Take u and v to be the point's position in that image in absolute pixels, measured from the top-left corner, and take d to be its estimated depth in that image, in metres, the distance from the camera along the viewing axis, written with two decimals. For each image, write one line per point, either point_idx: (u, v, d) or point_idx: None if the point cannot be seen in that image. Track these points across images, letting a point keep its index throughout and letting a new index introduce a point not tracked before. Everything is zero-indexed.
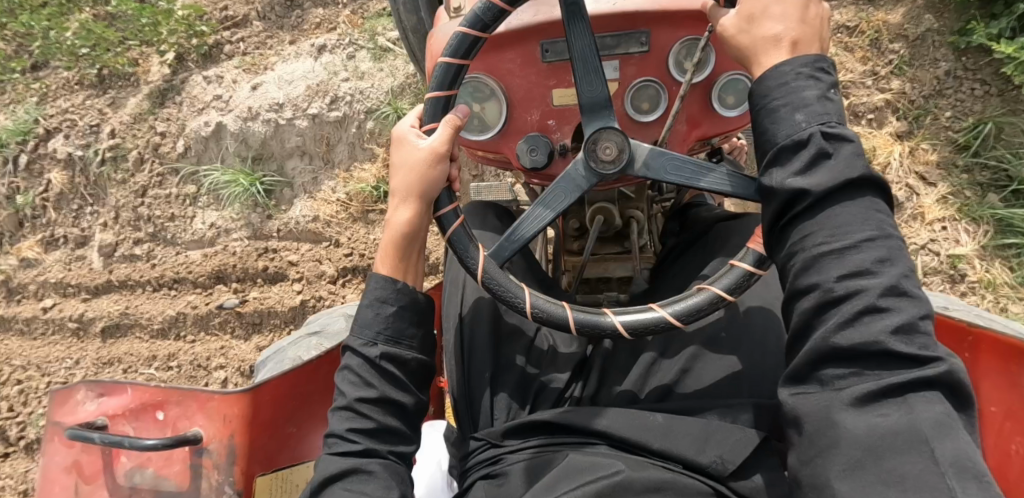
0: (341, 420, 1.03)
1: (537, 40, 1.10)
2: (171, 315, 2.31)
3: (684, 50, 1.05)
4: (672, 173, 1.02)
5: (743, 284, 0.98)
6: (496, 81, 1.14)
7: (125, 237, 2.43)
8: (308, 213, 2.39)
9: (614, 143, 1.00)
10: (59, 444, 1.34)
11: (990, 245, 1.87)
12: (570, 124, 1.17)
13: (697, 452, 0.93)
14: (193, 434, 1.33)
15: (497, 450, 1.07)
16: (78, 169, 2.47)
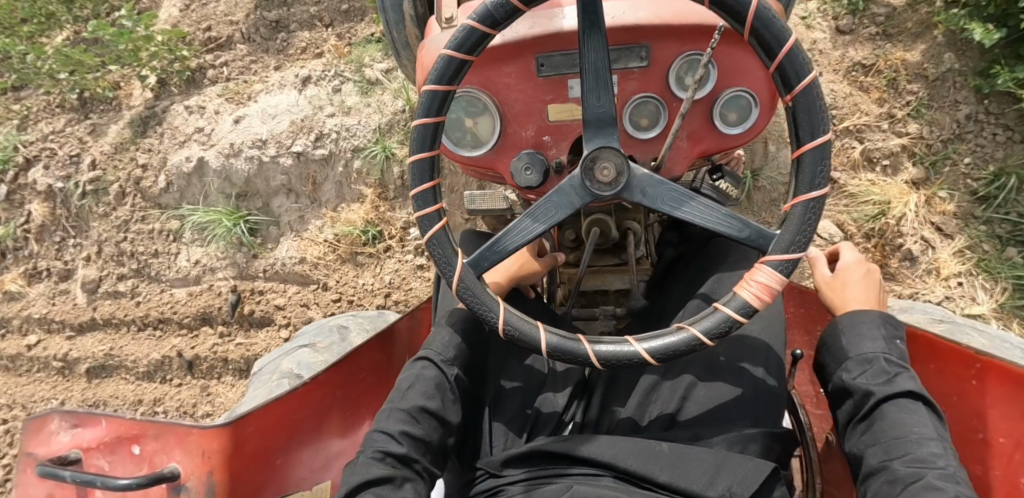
0: (395, 420, 0.80)
1: (530, 52, 0.85)
2: (155, 358, 1.92)
3: (688, 65, 0.84)
4: (669, 202, 0.81)
5: (724, 331, 0.79)
6: (486, 97, 0.88)
7: (109, 273, 1.99)
8: (294, 254, 1.95)
9: (613, 164, 0.79)
10: (33, 478, 0.92)
11: (1008, 304, 1.55)
12: (568, 140, 0.91)
13: (706, 485, 0.75)
14: (170, 470, 0.89)
15: (497, 481, 0.83)
16: (59, 201, 2.02)
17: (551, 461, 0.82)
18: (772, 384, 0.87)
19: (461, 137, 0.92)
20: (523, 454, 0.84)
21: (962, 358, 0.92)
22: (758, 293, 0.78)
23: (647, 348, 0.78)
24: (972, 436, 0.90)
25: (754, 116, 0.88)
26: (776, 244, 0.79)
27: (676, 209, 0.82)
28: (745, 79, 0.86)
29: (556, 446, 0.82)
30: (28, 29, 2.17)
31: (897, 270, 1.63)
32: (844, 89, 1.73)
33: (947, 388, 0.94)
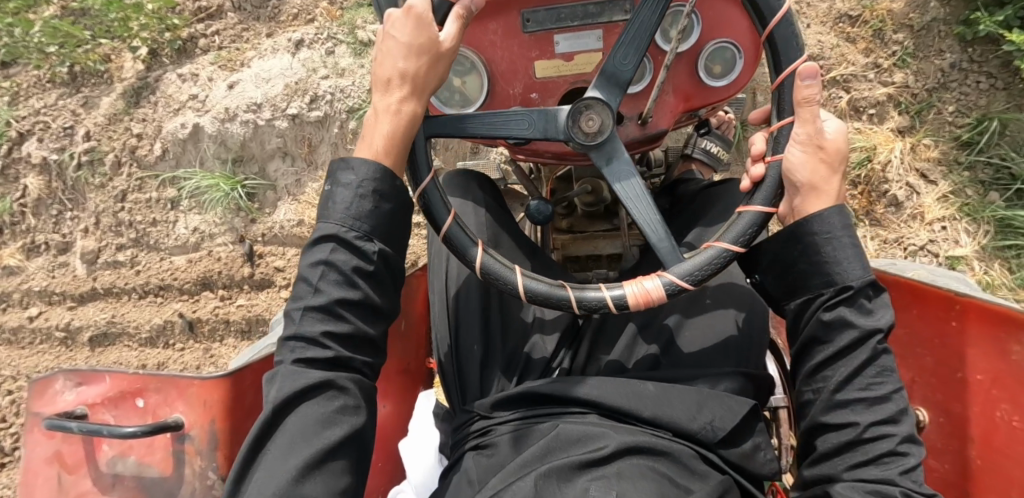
0: (312, 321, 0.79)
1: (517, 7, 0.86)
2: (157, 323, 1.89)
3: (674, 17, 0.84)
4: (622, 184, 0.83)
5: (591, 306, 0.80)
6: (473, 55, 0.88)
7: (107, 243, 1.98)
8: (291, 217, 1.94)
9: (598, 116, 0.80)
10: (42, 436, 0.95)
11: (991, 246, 1.56)
12: (553, 98, 0.91)
13: (690, 419, 0.79)
14: (173, 420, 0.92)
15: (486, 422, 0.87)
16: (54, 174, 1.98)
17: (540, 402, 0.86)
18: (759, 331, 0.90)
19: (448, 96, 0.90)
20: (513, 397, 0.87)
21: (943, 300, 0.95)
22: (637, 294, 0.78)
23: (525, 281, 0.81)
24: (953, 375, 0.92)
25: (739, 68, 0.89)
26: (677, 267, 0.79)
27: (616, 180, 0.84)
28: (732, 34, 0.87)
29: (547, 388, 0.85)
30: (13, 6, 2.08)
31: (882, 216, 1.66)
32: (831, 39, 1.72)
33: (930, 333, 0.97)
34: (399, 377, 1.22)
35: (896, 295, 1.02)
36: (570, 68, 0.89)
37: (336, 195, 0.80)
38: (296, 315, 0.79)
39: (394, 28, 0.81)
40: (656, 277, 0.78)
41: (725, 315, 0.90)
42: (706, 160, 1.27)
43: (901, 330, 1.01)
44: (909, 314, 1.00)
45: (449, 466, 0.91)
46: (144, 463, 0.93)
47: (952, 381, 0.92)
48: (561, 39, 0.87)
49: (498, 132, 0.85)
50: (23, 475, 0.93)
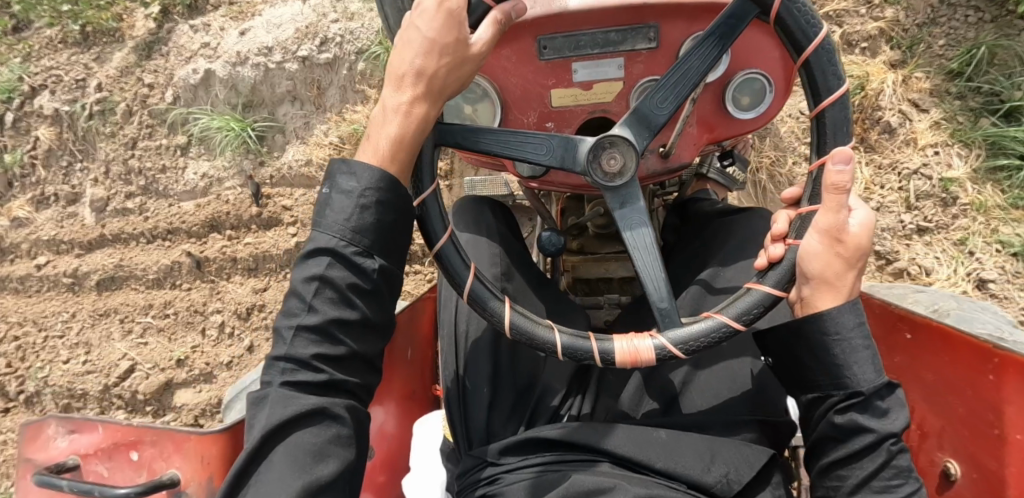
0: (305, 341, 0.74)
1: (532, 34, 0.79)
2: (163, 264, 1.72)
3: None
4: (632, 234, 0.78)
5: (578, 356, 0.76)
6: (484, 83, 0.82)
7: (117, 192, 1.80)
8: (298, 157, 1.76)
9: (620, 154, 0.75)
10: (31, 484, 0.91)
11: (982, 168, 1.46)
12: (570, 127, 0.86)
13: (703, 472, 0.77)
14: (169, 477, 0.88)
15: (494, 469, 0.84)
16: (65, 125, 1.81)
17: (548, 448, 0.84)
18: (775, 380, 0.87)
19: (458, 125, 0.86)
20: (520, 442, 0.84)
21: (977, 349, 0.86)
22: (625, 352, 0.74)
23: (512, 319, 0.77)
24: (987, 431, 0.84)
25: (769, 101, 0.83)
26: (674, 331, 0.74)
27: (625, 226, 0.79)
28: (763, 62, 0.81)
29: (555, 435, 0.83)
30: None
31: (875, 142, 1.55)
32: None
33: (963, 381, 0.89)
34: (402, 402, 1.19)
35: (926, 338, 0.94)
36: (588, 97, 0.83)
37: (333, 203, 0.74)
38: (287, 333, 0.74)
39: (419, 20, 0.73)
40: (648, 337, 0.74)
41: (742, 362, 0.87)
42: (721, 181, 1.27)
43: (930, 375, 0.94)
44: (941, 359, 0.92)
45: None
46: None
47: (987, 437, 0.84)
48: (579, 67, 0.81)
49: (511, 152, 0.79)
50: None
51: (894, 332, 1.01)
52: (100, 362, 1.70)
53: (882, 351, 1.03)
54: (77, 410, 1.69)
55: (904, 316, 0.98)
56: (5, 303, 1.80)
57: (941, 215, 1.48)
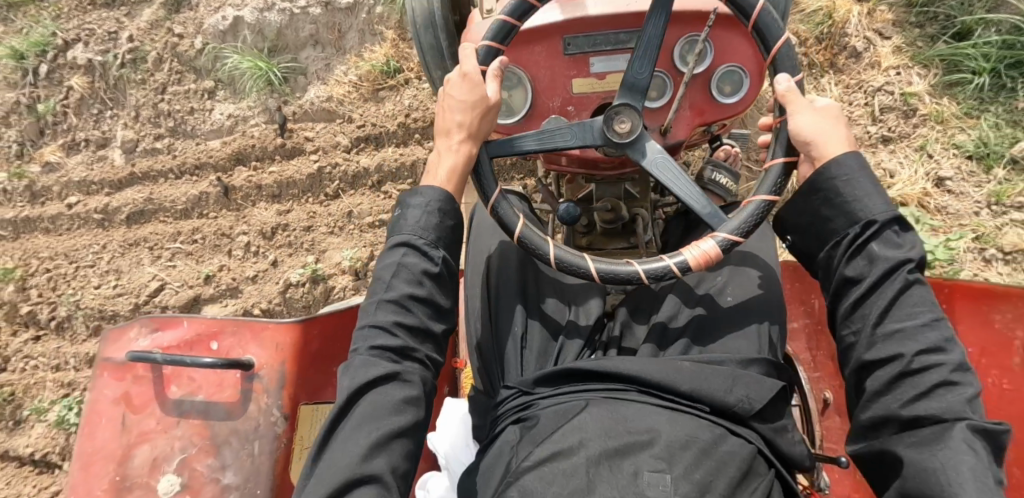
0: (386, 313, 0.88)
1: (561, 34, 1.02)
2: (193, 194, 1.92)
3: (691, 44, 1.00)
4: (663, 170, 0.98)
5: (659, 275, 0.93)
6: (521, 72, 1.04)
7: (146, 134, 1.99)
8: (320, 94, 1.98)
9: (630, 120, 0.94)
10: (109, 379, 1.06)
11: (941, 83, 1.76)
12: (588, 110, 1.06)
13: (725, 392, 0.89)
14: (247, 361, 1.05)
15: (528, 397, 0.97)
16: (97, 75, 2.01)
17: (579, 379, 0.96)
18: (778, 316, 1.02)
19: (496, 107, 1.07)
20: (554, 374, 0.97)
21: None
22: (697, 256, 0.93)
23: (596, 266, 0.93)
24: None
25: (746, 89, 1.04)
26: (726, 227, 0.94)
27: (654, 168, 0.98)
28: (741, 59, 1.02)
29: (590, 367, 0.95)
30: None
31: (844, 64, 1.86)
32: None
33: None
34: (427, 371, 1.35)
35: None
36: (603, 85, 1.04)
37: (406, 215, 0.93)
38: (369, 308, 0.89)
39: (454, 86, 0.95)
40: (710, 238, 0.94)
41: (746, 292, 1.03)
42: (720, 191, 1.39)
43: None
44: None
45: (492, 440, 0.99)
46: (211, 400, 1.04)
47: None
48: (595, 62, 1.03)
49: (549, 146, 0.98)
50: (87, 412, 1.04)
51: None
52: (130, 285, 1.89)
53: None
54: (109, 330, 1.86)
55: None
56: (35, 242, 1.97)
57: (904, 125, 1.77)
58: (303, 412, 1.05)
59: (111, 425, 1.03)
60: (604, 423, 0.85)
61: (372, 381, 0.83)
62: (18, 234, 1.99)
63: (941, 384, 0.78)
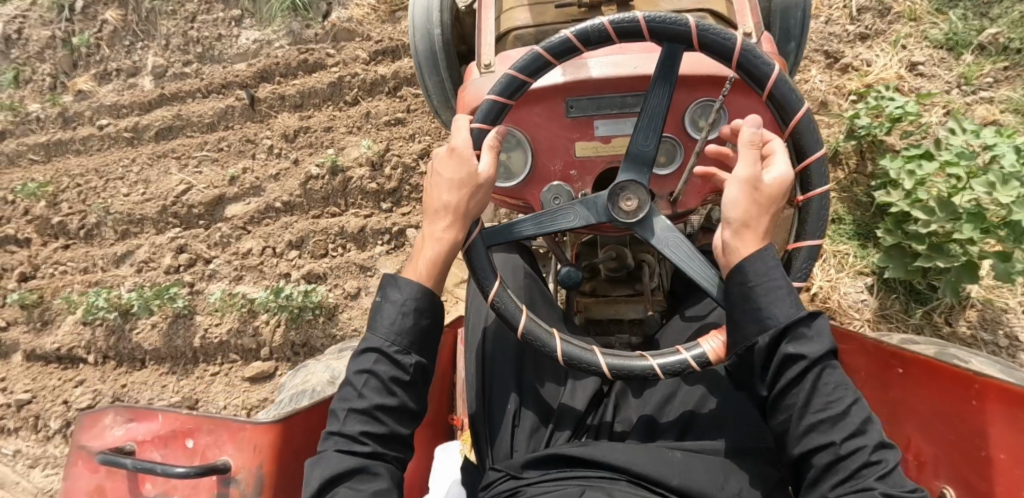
0: (352, 421, 0.82)
1: (562, 96, 0.96)
2: (220, 107, 2.01)
3: (704, 109, 0.96)
4: (671, 247, 0.92)
5: (675, 369, 0.87)
6: (519, 134, 0.98)
7: (175, 61, 2.08)
8: (342, 15, 2.02)
9: (636, 197, 0.89)
10: (83, 470, 1.02)
11: None
12: (592, 175, 1.00)
13: (718, 488, 0.82)
14: (222, 463, 0.99)
15: (515, 483, 0.89)
16: (131, 8, 2.10)
17: (565, 464, 0.88)
18: None
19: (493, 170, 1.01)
20: (541, 458, 0.89)
21: (961, 380, 0.96)
22: (715, 350, 0.86)
23: (608, 362, 0.88)
24: (975, 454, 0.93)
25: None
26: None
27: (662, 245, 0.92)
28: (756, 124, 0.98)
29: (577, 451, 0.88)
30: None
31: None
32: None
33: (953, 410, 0.97)
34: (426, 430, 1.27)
35: (919, 374, 1.02)
36: (608, 150, 0.98)
37: (382, 310, 0.87)
38: (336, 415, 0.84)
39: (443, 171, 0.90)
40: None
41: None
42: None
43: (924, 406, 1.02)
44: (931, 389, 1.01)
45: None
46: None
47: (975, 460, 0.93)
48: (600, 125, 0.97)
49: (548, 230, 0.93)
50: None
51: (887, 370, 1.08)
52: (159, 191, 1.95)
53: (878, 386, 1.10)
54: (135, 235, 1.93)
55: (897, 352, 1.06)
56: (67, 162, 2.07)
57: (880, 24, 1.81)
58: None
59: None
60: None
61: (334, 479, 0.78)
62: (49, 157, 2.09)
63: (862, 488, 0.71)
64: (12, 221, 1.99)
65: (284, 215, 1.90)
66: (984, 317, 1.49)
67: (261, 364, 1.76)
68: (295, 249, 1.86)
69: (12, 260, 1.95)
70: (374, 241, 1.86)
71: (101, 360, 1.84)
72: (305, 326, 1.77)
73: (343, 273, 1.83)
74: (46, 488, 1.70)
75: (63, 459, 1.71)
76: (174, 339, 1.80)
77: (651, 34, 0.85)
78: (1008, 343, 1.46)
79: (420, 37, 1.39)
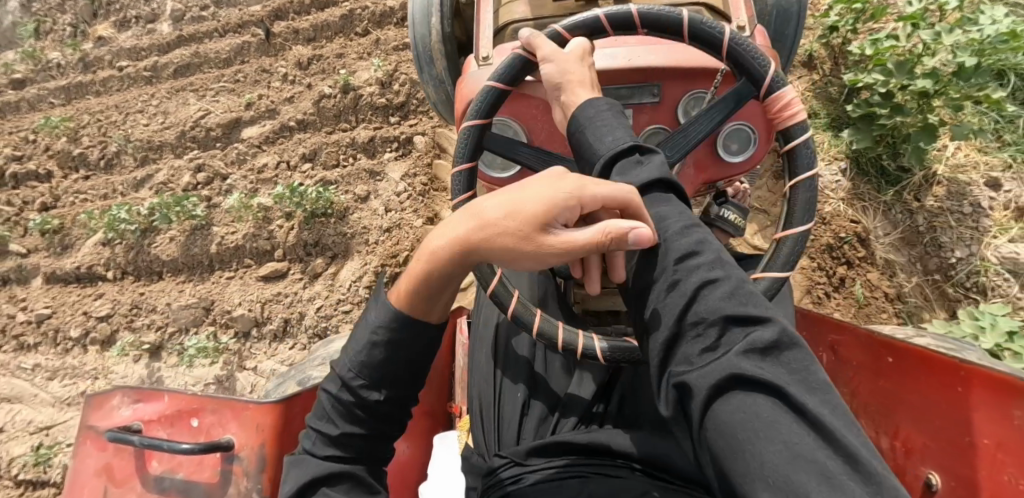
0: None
1: None
2: (236, 43, 2.19)
3: (694, 102, 0.99)
4: None
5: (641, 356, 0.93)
6: (516, 125, 1.00)
7: (192, 7, 2.27)
8: None
9: None
10: (93, 448, 1.06)
11: None
12: None
13: None
14: (225, 440, 1.03)
15: (519, 469, 0.93)
16: None
17: (571, 451, 0.92)
18: None
19: (491, 160, 1.04)
20: (548, 445, 0.93)
21: (949, 369, 1.01)
22: None
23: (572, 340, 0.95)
24: (963, 440, 0.98)
25: (754, 147, 1.02)
26: None
27: None
28: (747, 115, 1.00)
29: (583, 439, 0.92)
30: None
31: None
32: None
33: (940, 398, 1.02)
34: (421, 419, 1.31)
35: (909, 362, 1.07)
36: None
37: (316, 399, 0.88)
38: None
39: (535, 182, 0.77)
40: None
41: None
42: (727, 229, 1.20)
43: (913, 395, 1.06)
44: (919, 378, 1.06)
45: None
46: (191, 479, 1.02)
47: (960, 446, 0.98)
48: None
49: None
50: (69, 483, 1.05)
51: (876, 359, 1.13)
52: (178, 118, 2.12)
53: (868, 376, 1.15)
54: (154, 161, 2.09)
55: (886, 343, 1.10)
56: (88, 102, 2.24)
57: None
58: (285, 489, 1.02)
59: None
60: None
61: None
62: (69, 99, 2.26)
63: (772, 362, 0.61)
64: (35, 156, 2.14)
65: (298, 133, 2.05)
66: (950, 191, 1.60)
67: (276, 263, 1.89)
68: (308, 161, 2.02)
69: (34, 193, 2.09)
70: (383, 150, 2.01)
71: (119, 276, 1.96)
72: (319, 225, 1.91)
73: (354, 178, 1.98)
74: (63, 396, 1.82)
75: (79, 369, 1.85)
76: (192, 248, 1.93)
77: (641, 24, 0.90)
78: (973, 210, 1.57)
79: (419, 26, 1.40)
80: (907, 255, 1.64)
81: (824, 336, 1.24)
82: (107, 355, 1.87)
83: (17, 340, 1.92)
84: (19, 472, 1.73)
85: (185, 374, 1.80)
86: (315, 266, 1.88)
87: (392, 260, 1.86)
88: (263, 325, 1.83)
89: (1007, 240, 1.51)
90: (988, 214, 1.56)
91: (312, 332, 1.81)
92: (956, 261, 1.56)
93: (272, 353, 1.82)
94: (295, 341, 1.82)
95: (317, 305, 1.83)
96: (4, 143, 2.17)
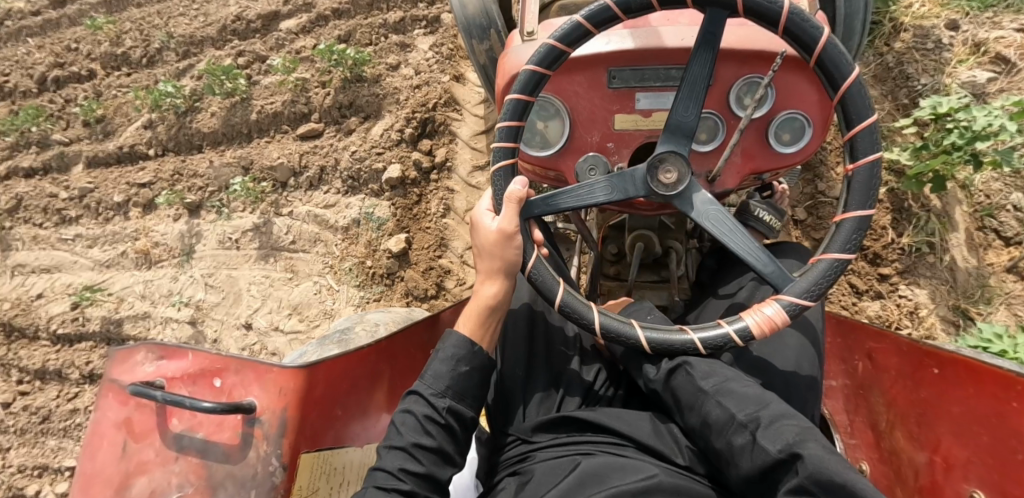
0: None
1: (606, 66, 0.98)
2: None
3: (750, 87, 0.94)
4: (715, 221, 0.93)
5: (716, 344, 0.91)
6: (559, 102, 1.01)
7: None
8: None
9: (676, 168, 0.90)
10: (113, 403, 1.06)
11: None
12: (629, 149, 1.02)
13: None
14: (248, 403, 1.03)
15: (526, 447, 1.00)
16: None
17: (575, 432, 0.98)
18: (805, 373, 1.05)
19: (530, 137, 1.04)
20: (554, 426, 1.00)
21: (1005, 381, 0.99)
22: (761, 322, 0.89)
23: (648, 337, 0.93)
24: (1013, 458, 0.95)
25: (807, 137, 0.97)
26: (792, 287, 0.90)
27: (710, 218, 0.93)
28: (805, 106, 0.95)
29: (587, 421, 0.97)
30: None
31: None
32: None
33: (990, 411, 1.01)
34: None
35: (956, 372, 1.07)
36: (648, 124, 1.00)
37: None
38: None
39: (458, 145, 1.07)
40: (773, 303, 0.90)
41: (788, 360, 1.05)
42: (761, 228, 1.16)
43: (958, 409, 1.06)
44: (968, 391, 1.05)
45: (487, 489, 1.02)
46: (210, 440, 1.02)
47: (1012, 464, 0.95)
48: (641, 99, 0.99)
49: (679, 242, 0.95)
50: (90, 432, 1.04)
51: (923, 368, 1.14)
52: (216, 17, 2.28)
53: (908, 385, 1.17)
54: (195, 54, 2.26)
55: (932, 352, 1.12)
56: (130, 13, 2.36)
57: None
58: (302, 461, 1.03)
59: (112, 451, 1.02)
60: (595, 479, 0.86)
61: None
62: (110, 13, 2.38)
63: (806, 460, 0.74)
64: (78, 62, 2.32)
65: (333, 21, 2.20)
66: (914, 38, 1.76)
67: (313, 125, 2.07)
68: (343, 43, 2.17)
69: (77, 92, 2.29)
70: (413, 28, 2.16)
71: (161, 152, 2.16)
72: (354, 88, 2.08)
73: (385, 51, 2.13)
74: (104, 259, 2.08)
75: (121, 234, 2.09)
76: (232, 119, 2.11)
77: (743, 10, 0.84)
78: (935, 46, 1.72)
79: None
80: (877, 92, 1.77)
81: (864, 344, 1.30)
82: (148, 218, 2.10)
83: (60, 214, 2.16)
84: (57, 329, 2.02)
85: (225, 225, 2.04)
86: (349, 124, 2.05)
87: (422, 109, 2.05)
88: (300, 175, 2.03)
89: (966, 68, 1.67)
90: (948, 49, 1.71)
91: (346, 175, 2.00)
92: (922, 87, 1.70)
93: (308, 199, 2.02)
94: (329, 187, 2.02)
95: (351, 151, 2.01)
96: (47, 52, 2.35)
